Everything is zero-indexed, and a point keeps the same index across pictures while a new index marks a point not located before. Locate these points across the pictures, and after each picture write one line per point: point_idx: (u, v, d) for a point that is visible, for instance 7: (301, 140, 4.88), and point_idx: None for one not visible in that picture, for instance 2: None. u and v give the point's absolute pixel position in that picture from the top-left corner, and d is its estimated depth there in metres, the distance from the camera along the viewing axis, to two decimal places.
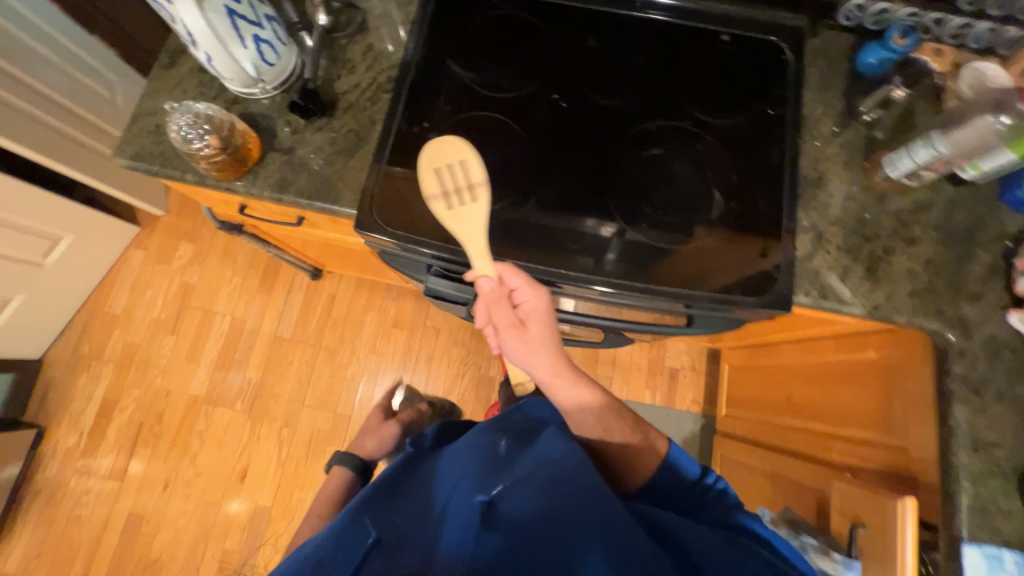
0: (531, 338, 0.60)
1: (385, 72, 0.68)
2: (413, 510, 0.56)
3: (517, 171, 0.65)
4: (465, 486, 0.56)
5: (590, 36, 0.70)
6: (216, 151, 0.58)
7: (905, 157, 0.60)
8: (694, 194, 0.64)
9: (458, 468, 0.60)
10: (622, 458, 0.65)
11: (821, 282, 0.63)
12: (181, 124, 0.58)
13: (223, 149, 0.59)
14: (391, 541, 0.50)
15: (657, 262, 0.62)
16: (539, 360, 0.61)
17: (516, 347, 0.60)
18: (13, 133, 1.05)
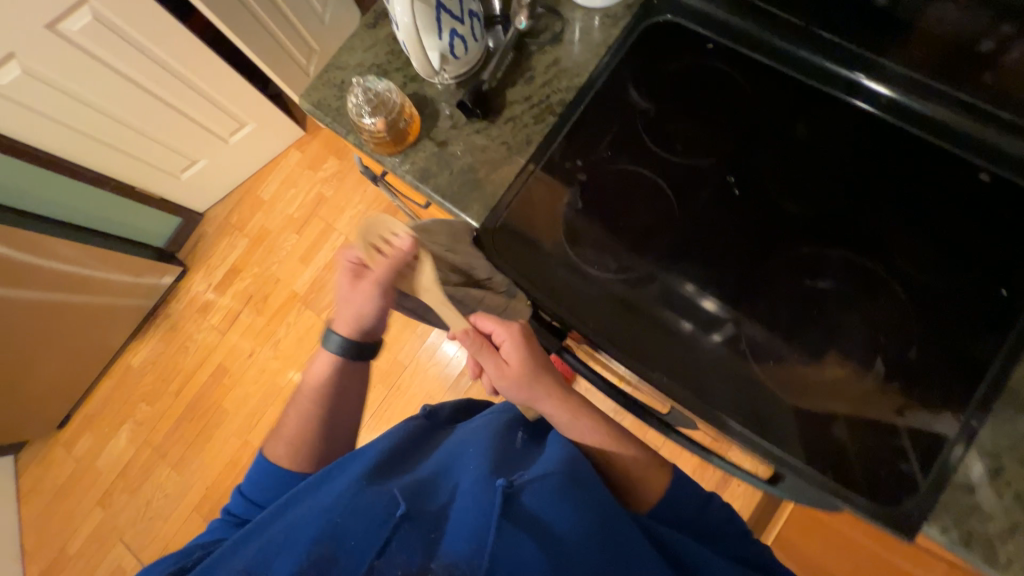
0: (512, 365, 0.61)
1: (560, 92, 0.64)
2: (425, 486, 0.52)
3: (653, 246, 0.58)
4: (480, 468, 0.52)
5: (803, 122, 0.59)
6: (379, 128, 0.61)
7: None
8: (849, 352, 0.53)
9: (473, 448, 0.57)
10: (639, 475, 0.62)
11: (969, 523, 0.50)
12: (358, 97, 0.61)
13: (387, 130, 0.62)
14: (407, 516, 0.48)
15: (767, 410, 0.53)
16: (526, 387, 0.62)
17: (501, 379, 0.62)
18: (239, 29, 1.20)
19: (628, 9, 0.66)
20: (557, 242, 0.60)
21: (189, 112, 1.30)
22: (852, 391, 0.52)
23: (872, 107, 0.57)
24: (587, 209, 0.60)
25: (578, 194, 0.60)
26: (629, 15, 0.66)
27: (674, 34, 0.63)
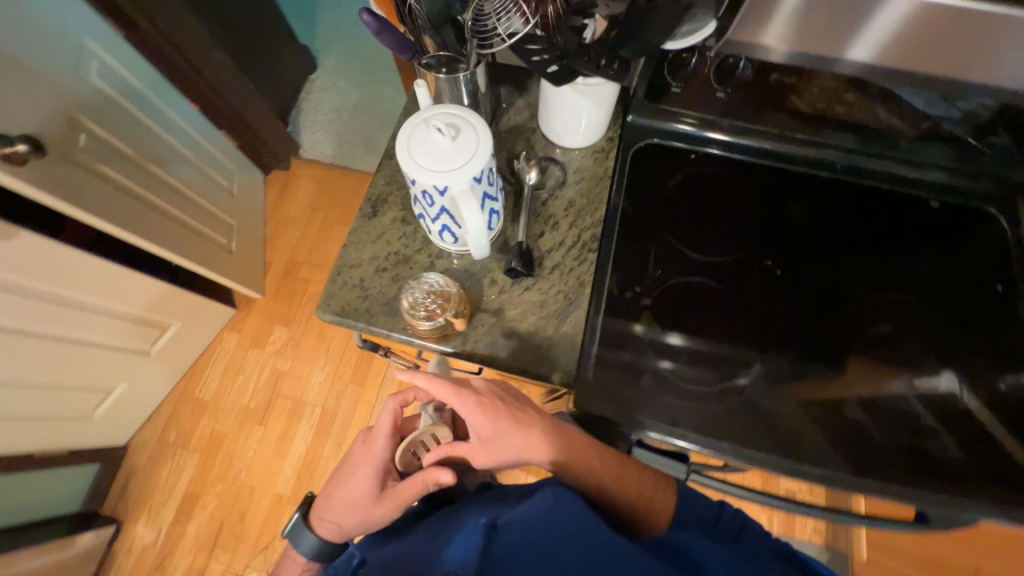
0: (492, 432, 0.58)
1: (590, 228, 0.67)
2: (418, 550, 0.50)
3: (738, 344, 0.61)
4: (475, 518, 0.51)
5: (796, 200, 0.69)
6: (459, 320, 0.58)
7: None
8: (932, 378, 0.60)
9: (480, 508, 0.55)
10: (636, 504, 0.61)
11: None
12: (416, 296, 0.59)
13: (449, 321, 0.58)
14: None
15: (912, 463, 0.55)
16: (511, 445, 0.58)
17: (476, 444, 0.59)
18: (171, 242, 1.10)
19: (611, 141, 0.72)
20: (656, 373, 0.59)
21: (100, 338, 1.08)
22: (955, 410, 0.58)
23: (821, 172, 0.70)
24: (667, 330, 0.61)
25: (654, 320, 0.62)
26: (614, 146, 0.72)
27: (663, 154, 0.71)
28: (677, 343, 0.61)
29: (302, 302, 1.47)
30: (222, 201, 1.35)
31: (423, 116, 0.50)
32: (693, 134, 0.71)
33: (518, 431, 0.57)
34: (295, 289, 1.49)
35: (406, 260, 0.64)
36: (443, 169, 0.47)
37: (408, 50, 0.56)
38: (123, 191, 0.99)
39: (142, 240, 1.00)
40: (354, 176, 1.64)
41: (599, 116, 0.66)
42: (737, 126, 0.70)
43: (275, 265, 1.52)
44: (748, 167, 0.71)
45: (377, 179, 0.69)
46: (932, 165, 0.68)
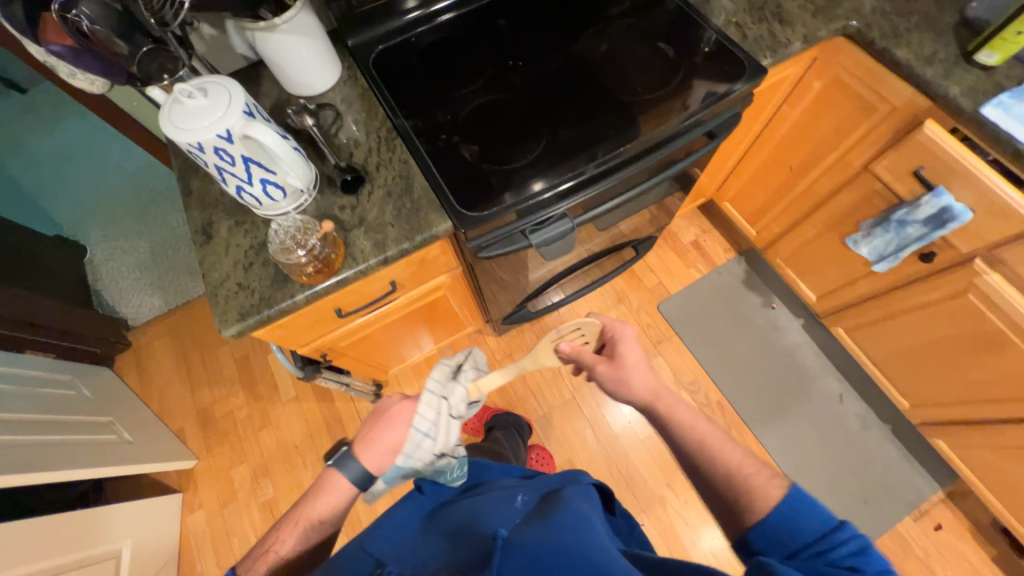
0: (620, 371, 0.69)
1: (383, 127, 0.77)
2: (431, 551, 0.59)
3: (532, 119, 0.77)
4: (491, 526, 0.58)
5: (499, 17, 0.87)
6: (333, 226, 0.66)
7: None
8: (649, 53, 0.82)
9: (502, 517, 0.61)
10: (736, 486, 0.57)
11: (769, 44, 0.80)
12: (278, 241, 0.63)
13: (325, 245, 0.65)
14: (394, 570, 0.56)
15: (669, 104, 0.76)
16: (639, 386, 0.68)
17: (608, 377, 0.71)
18: (43, 468, 0.98)
19: (350, 67, 0.83)
20: (495, 170, 0.72)
21: None
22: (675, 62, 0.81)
23: None
24: (482, 144, 0.74)
25: (471, 145, 0.74)
26: (356, 68, 0.83)
27: (393, 50, 0.84)
28: (542, 186, 0.70)
29: (240, 434, 1.37)
30: (84, 407, 1.22)
31: (171, 98, 0.55)
32: (403, 25, 0.86)
33: (646, 367, 0.69)
34: (223, 428, 1.39)
35: (264, 244, 0.69)
36: (213, 118, 0.54)
37: (117, 73, 0.59)
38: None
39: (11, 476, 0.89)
40: (198, 302, 1.56)
41: (321, 50, 0.76)
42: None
43: (188, 427, 1.39)
44: (454, 20, 0.87)
45: (191, 214, 0.72)
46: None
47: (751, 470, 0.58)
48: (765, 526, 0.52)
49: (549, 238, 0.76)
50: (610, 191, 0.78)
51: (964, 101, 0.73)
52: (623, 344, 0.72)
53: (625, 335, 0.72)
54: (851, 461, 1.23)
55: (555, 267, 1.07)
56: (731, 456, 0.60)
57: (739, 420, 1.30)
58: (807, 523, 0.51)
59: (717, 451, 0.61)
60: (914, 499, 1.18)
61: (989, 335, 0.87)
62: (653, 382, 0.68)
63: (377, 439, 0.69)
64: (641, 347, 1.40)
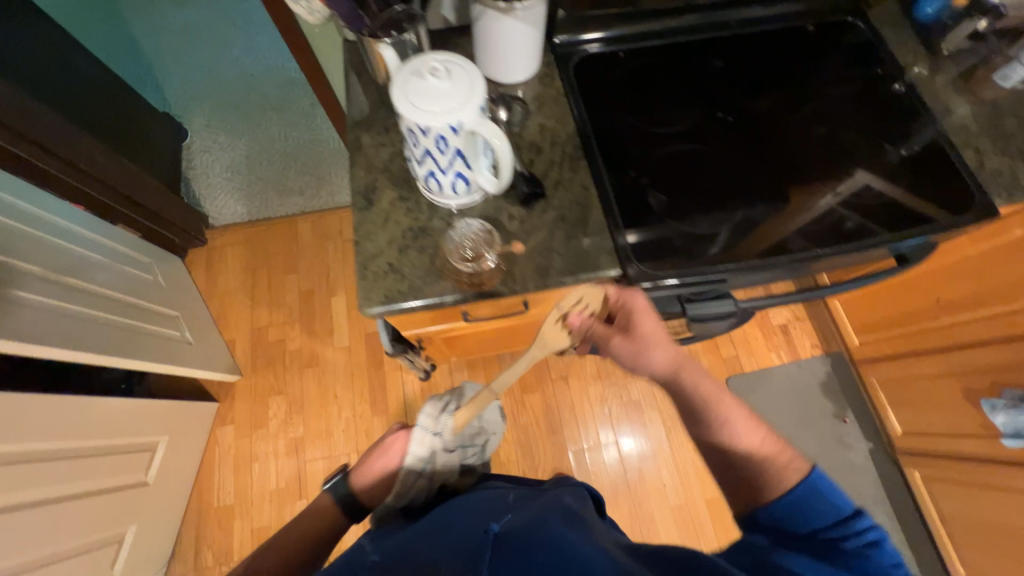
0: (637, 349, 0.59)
1: (569, 142, 0.72)
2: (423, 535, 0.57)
3: (728, 184, 0.71)
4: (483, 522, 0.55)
5: (717, 57, 0.80)
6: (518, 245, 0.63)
7: (1019, 67, 0.75)
8: (870, 151, 0.75)
9: (489, 511, 0.59)
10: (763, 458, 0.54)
11: (1007, 184, 0.72)
12: (459, 246, 0.62)
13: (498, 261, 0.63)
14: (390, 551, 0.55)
15: (877, 216, 0.70)
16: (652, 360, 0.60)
17: (618, 347, 0.60)
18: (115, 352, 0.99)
19: (549, 64, 0.77)
20: (678, 229, 0.67)
21: (93, 483, 0.95)
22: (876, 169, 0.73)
23: (722, 29, 0.81)
24: (671, 196, 0.69)
25: (659, 194, 0.69)
26: (554, 67, 0.77)
27: (597, 61, 0.78)
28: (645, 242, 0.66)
29: (285, 365, 1.38)
30: (156, 295, 1.23)
31: (407, 68, 0.51)
32: (620, 33, 0.79)
33: (659, 338, 0.59)
34: (271, 354, 1.39)
35: (422, 230, 0.65)
36: (447, 107, 0.49)
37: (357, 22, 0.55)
38: (44, 309, 0.89)
39: (76, 353, 0.89)
40: (278, 222, 1.55)
41: (533, 45, 0.70)
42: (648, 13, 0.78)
43: (238, 341, 1.40)
44: (670, 46, 0.80)
45: (356, 173, 0.69)
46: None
47: (774, 454, 0.54)
48: (780, 505, 0.50)
49: (704, 315, 0.70)
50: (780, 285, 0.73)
51: None
52: (639, 318, 0.60)
53: (633, 296, 0.61)
54: None
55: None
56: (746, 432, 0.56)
57: None
58: (820, 506, 0.50)
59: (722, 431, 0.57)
60: None
61: None
62: (675, 356, 0.59)
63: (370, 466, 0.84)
64: None
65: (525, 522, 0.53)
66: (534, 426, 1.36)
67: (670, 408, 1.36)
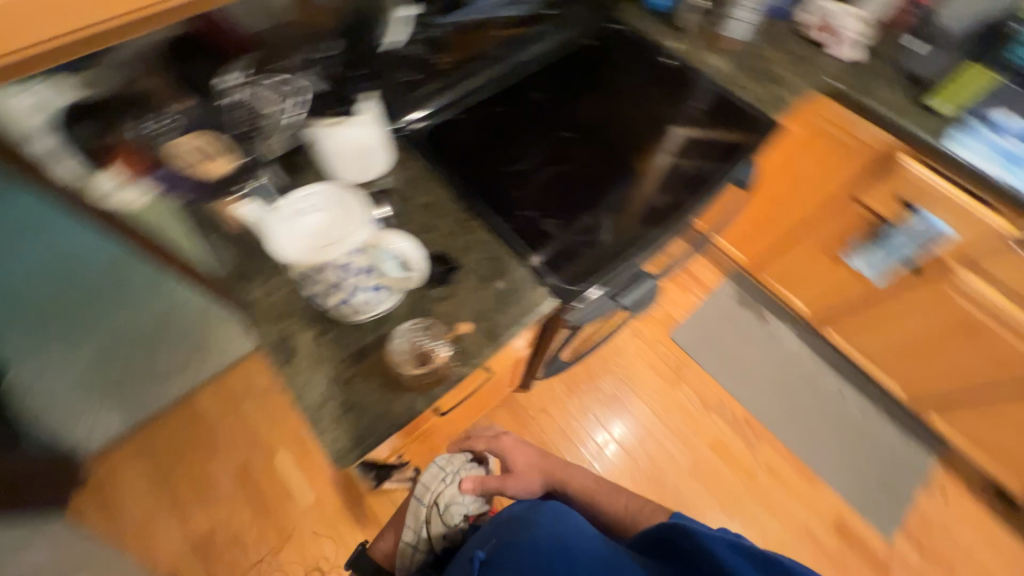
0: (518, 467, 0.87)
1: (454, 207, 0.75)
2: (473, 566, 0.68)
3: (598, 183, 0.82)
4: (506, 552, 0.67)
5: (535, 90, 0.91)
6: (467, 324, 0.64)
7: (734, 23, 0.97)
8: (686, 116, 0.92)
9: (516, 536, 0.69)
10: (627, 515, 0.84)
11: (775, 104, 0.93)
12: (404, 344, 0.61)
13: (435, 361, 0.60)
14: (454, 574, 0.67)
15: (717, 161, 0.85)
16: (531, 481, 0.88)
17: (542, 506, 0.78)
18: None
19: (401, 147, 0.80)
20: (583, 239, 0.75)
21: None
22: (680, 130, 0.90)
23: (527, 68, 0.92)
24: (561, 216, 0.77)
25: (551, 218, 0.76)
26: (407, 148, 0.80)
27: (441, 128, 0.83)
28: (596, 261, 0.72)
29: (253, 561, 1.17)
30: None
31: (287, 228, 0.56)
32: (453, 96, 0.86)
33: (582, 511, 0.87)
34: (229, 559, 1.17)
35: (359, 351, 0.62)
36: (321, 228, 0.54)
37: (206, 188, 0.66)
38: None
39: None
40: (171, 412, 1.33)
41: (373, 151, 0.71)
42: (468, 75, 0.87)
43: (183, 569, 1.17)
44: (493, 97, 0.88)
45: (263, 331, 0.63)
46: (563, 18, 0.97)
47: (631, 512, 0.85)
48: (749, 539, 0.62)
49: (635, 299, 0.78)
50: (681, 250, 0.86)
51: (928, 144, 0.90)
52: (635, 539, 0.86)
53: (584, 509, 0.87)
54: (862, 447, 1.39)
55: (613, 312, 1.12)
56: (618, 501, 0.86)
57: (765, 431, 1.40)
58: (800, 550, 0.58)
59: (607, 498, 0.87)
60: (919, 473, 1.36)
61: (965, 324, 1.06)
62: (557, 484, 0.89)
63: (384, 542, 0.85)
64: (664, 377, 1.46)
65: (548, 546, 0.65)
66: None
67: (638, 384, 1.45)
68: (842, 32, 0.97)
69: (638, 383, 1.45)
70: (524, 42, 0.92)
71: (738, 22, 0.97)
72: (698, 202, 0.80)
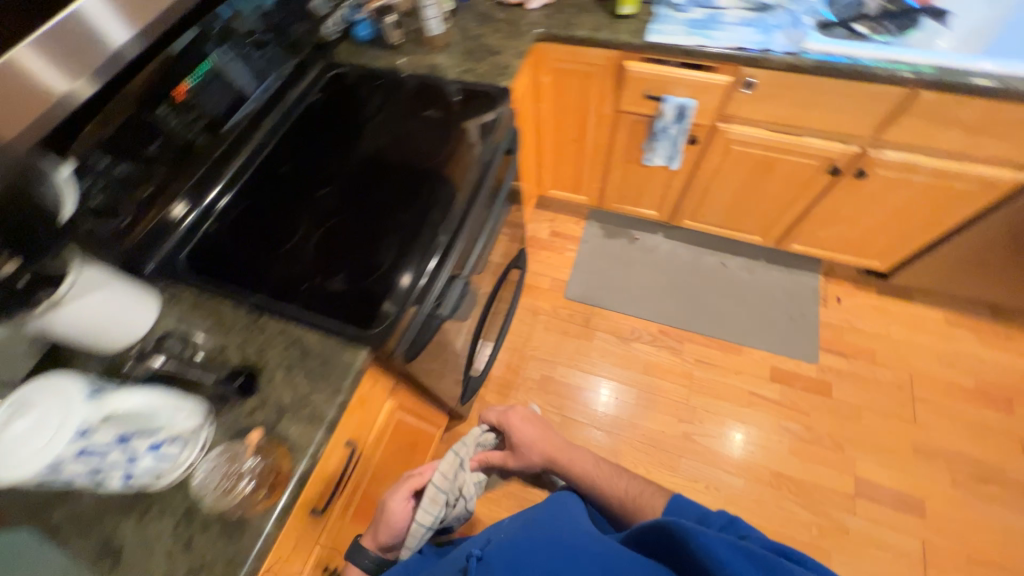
0: (522, 447, 0.99)
1: (238, 314, 0.73)
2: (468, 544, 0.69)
3: (369, 217, 0.82)
4: (503, 532, 0.69)
5: (282, 163, 0.91)
6: (255, 432, 0.61)
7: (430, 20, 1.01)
8: (427, 117, 0.94)
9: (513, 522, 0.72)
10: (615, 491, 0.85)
11: (499, 71, 1.00)
12: (217, 480, 0.58)
13: (260, 471, 0.59)
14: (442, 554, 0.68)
15: (466, 143, 0.88)
16: (533, 461, 0.98)
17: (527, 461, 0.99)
18: None
19: (166, 284, 0.77)
20: (370, 278, 0.74)
21: None
22: (426, 131, 0.92)
23: (265, 146, 0.93)
24: (341, 268, 0.76)
25: (333, 276, 0.75)
26: (173, 282, 0.77)
27: (199, 245, 0.81)
28: (388, 293, 0.72)
29: None
30: None
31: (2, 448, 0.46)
32: (202, 208, 0.85)
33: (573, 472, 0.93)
34: None
35: (187, 510, 0.57)
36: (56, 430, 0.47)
37: None
38: None
39: None
40: None
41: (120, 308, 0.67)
42: (208, 181, 0.87)
43: None
44: (246, 190, 0.87)
45: (73, 550, 0.57)
46: (285, 92, 0.99)
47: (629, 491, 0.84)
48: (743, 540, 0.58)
49: (452, 302, 0.79)
50: (482, 233, 0.89)
51: (632, 43, 1.00)
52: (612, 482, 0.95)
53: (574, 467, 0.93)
54: (761, 299, 1.51)
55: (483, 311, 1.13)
56: (617, 483, 0.86)
57: (681, 331, 1.49)
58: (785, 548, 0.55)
59: (608, 481, 0.87)
60: (812, 293, 1.50)
61: (758, 164, 1.18)
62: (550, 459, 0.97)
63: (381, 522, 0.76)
64: (579, 335, 1.51)
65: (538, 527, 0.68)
66: (514, 479, 1.33)
67: (561, 353, 1.50)
68: None
69: (560, 352, 1.50)
70: (251, 126, 0.93)
71: (435, 19, 1.01)
72: (462, 189, 0.82)
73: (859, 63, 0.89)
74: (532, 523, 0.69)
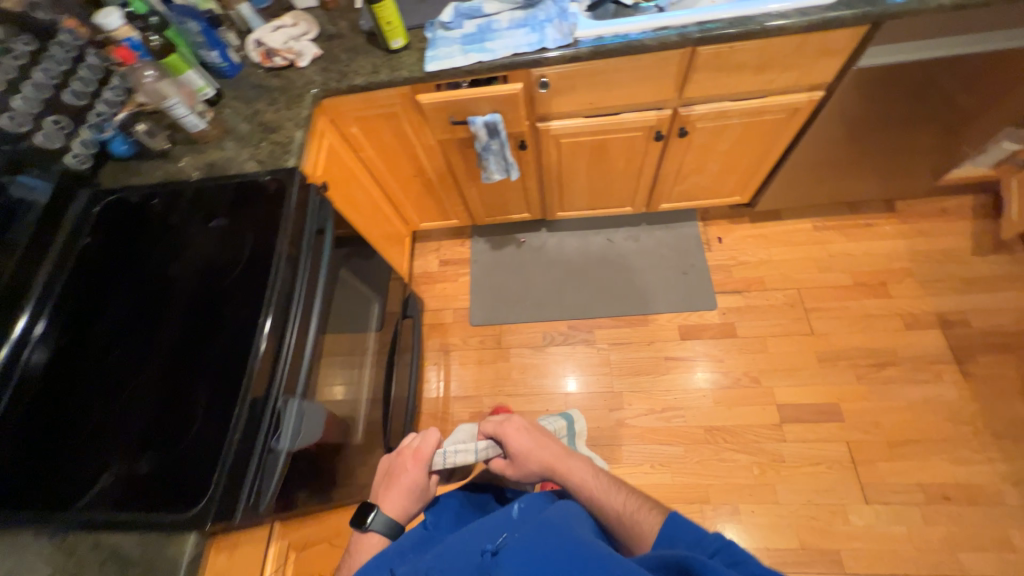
0: (517, 457, 0.82)
1: (44, 547, 0.64)
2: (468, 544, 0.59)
3: (176, 371, 0.73)
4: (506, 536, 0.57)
5: (60, 337, 0.78)
6: None
7: (184, 117, 0.90)
8: (217, 227, 0.84)
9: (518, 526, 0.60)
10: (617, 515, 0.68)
11: (284, 150, 0.91)
12: None
13: None
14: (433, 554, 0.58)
15: (265, 246, 0.80)
16: (530, 469, 0.81)
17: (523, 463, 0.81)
18: None
19: None
20: (187, 446, 0.66)
21: None
22: (221, 245, 0.83)
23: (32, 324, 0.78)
24: (151, 448, 0.67)
25: (144, 459, 0.66)
26: None
27: None
28: (208, 459, 0.65)
29: None
30: None
31: None
32: None
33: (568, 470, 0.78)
34: None
35: None
36: None
37: None
38: None
39: None
40: None
41: None
42: None
43: None
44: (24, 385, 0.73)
45: None
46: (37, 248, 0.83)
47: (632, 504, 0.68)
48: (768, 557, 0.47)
49: (294, 430, 0.72)
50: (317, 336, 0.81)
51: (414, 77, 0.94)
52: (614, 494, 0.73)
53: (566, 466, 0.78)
54: (652, 263, 1.53)
55: (370, 387, 1.06)
56: (616, 499, 0.70)
57: (590, 319, 1.48)
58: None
59: (605, 497, 0.71)
60: (696, 241, 1.54)
61: (593, 148, 1.17)
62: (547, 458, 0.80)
63: (394, 488, 0.78)
64: (495, 358, 1.48)
65: (542, 532, 0.56)
66: None
67: (483, 382, 1.45)
68: (286, 47, 0.98)
69: (483, 381, 1.45)
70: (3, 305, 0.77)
71: (189, 113, 0.90)
72: (267, 303, 0.74)
73: (631, 40, 0.88)
74: (536, 532, 0.56)
